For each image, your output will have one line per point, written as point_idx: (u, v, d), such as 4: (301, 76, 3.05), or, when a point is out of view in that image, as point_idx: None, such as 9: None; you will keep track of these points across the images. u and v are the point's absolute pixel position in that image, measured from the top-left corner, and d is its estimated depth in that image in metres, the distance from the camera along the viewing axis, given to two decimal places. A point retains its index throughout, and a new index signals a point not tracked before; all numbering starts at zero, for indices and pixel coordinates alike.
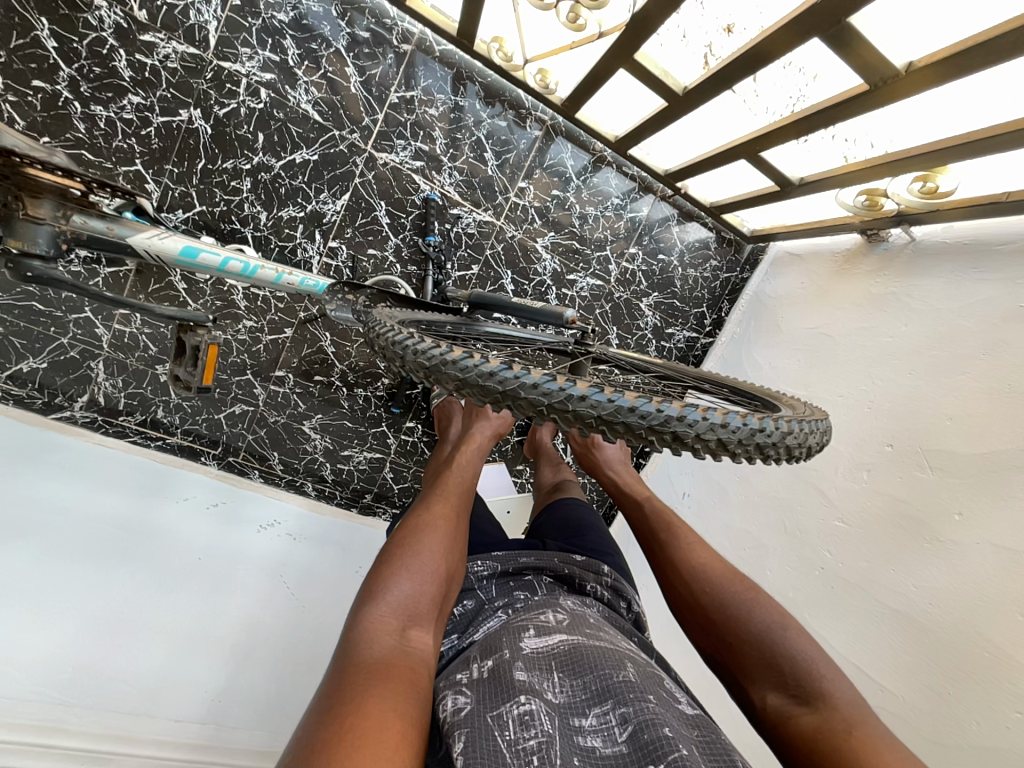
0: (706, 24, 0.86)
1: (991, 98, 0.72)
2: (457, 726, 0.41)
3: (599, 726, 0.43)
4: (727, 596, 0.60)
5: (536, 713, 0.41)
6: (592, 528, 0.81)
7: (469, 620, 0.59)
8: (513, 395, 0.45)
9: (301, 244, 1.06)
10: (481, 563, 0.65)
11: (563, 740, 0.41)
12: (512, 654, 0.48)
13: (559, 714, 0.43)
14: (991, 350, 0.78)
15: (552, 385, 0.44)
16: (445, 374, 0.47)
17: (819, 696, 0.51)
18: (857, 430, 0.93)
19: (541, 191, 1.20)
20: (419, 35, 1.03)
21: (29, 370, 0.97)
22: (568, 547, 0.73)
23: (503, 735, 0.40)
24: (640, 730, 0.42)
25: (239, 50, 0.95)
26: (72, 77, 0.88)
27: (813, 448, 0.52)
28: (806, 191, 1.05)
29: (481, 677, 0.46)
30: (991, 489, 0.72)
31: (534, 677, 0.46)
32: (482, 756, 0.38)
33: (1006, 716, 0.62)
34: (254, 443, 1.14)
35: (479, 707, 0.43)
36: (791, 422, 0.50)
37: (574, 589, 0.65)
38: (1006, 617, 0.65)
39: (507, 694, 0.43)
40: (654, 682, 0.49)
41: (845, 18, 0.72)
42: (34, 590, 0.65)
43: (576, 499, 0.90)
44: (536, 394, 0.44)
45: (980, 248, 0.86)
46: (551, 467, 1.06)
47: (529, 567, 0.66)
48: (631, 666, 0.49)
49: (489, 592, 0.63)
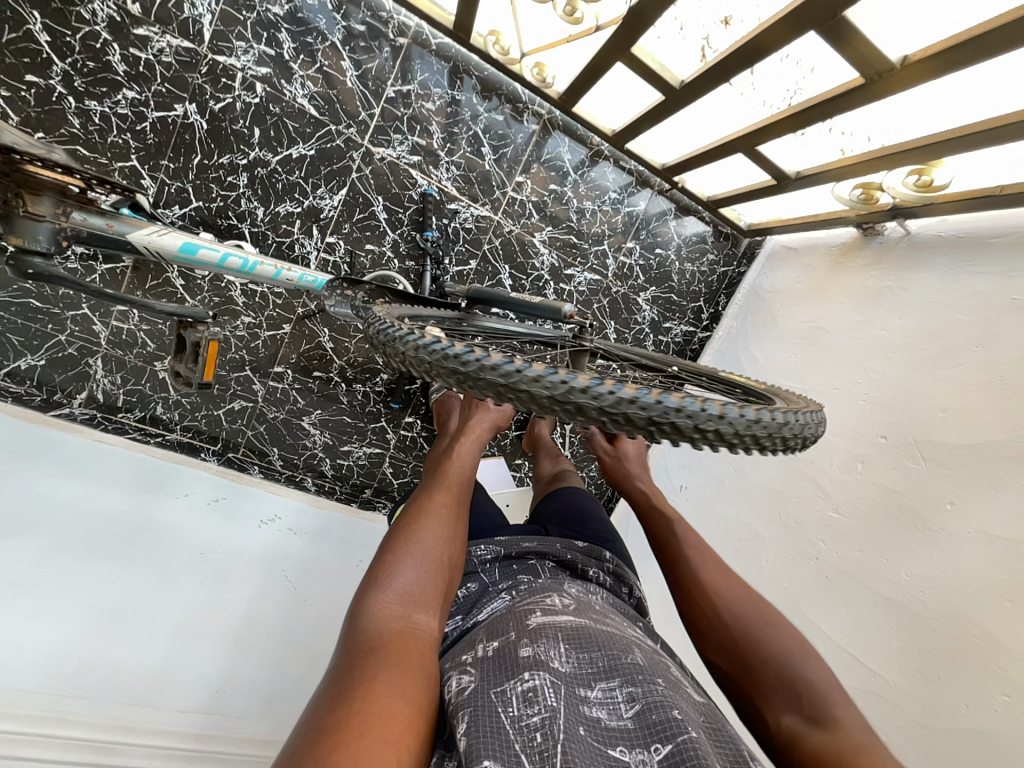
0: (703, 16, 0.86)
1: (985, 93, 0.73)
2: (461, 706, 0.41)
3: (605, 700, 0.44)
4: (751, 624, 0.61)
5: (541, 687, 0.42)
6: (593, 515, 0.82)
7: (473, 601, 0.60)
8: (475, 377, 0.45)
9: (299, 240, 1.06)
10: (483, 547, 0.66)
11: (568, 710, 0.41)
12: (518, 635, 0.49)
13: (566, 683, 0.44)
14: (984, 342, 0.80)
15: (520, 368, 0.43)
16: (380, 342, 0.55)
17: (833, 719, 0.51)
18: (853, 420, 0.94)
19: (539, 186, 1.20)
20: (415, 28, 1.02)
21: (27, 368, 0.97)
22: (570, 534, 0.74)
23: (507, 711, 0.41)
24: (648, 709, 0.42)
25: (235, 44, 0.94)
26: (66, 71, 0.87)
27: (540, 400, 0.43)
28: (803, 185, 1.05)
29: (487, 656, 0.47)
30: (984, 478, 0.73)
31: (539, 650, 0.47)
32: (486, 734, 0.38)
33: (995, 699, 0.64)
34: (254, 438, 1.15)
35: (483, 686, 0.43)
36: (515, 364, 0.44)
37: (576, 574, 0.66)
38: (995, 605, 0.67)
39: (512, 672, 0.44)
40: (660, 667, 0.50)
41: (841, 12, 0.71)
42: (39, 585, 0.66)
43: (578, 488, 0.91)
44: (498, 376, 0.44)
45: (974, 242, 0.86)
46: (550, 459, 1.07)
47: (531, 551, 0.67)
48: (638, 651, 0.50)
49: (492, 576, 0.64)
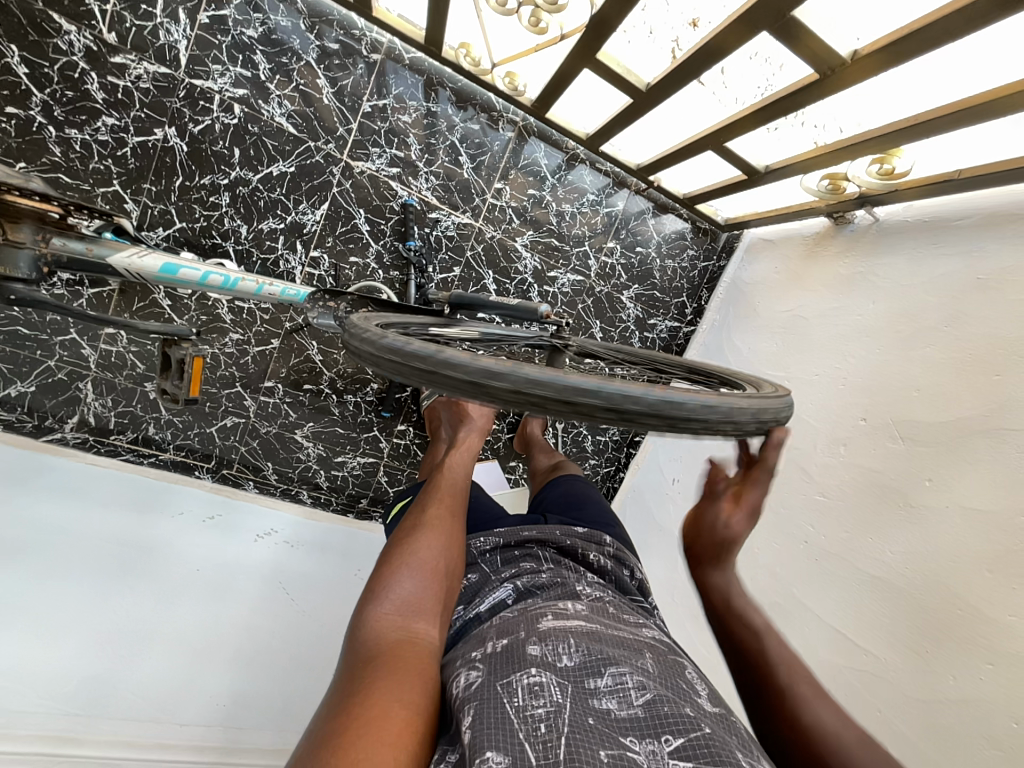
0: (671, 19, 0.87)
1: (935, 81, 0.75)
2: (467, 700, 0.42)
3: (614, 688, 0.44)
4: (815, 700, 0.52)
5: (547, 684, 0.43)
6: (593, 500, 0.84)
7: (474, 592, 0.61)
8: (469, 384, 0.40)
9: (283, 256, 1.07)
10: (483, 538, 0.67)
11: (576, 703, 0.42)
12: (527, 633, 0.49)
13: (574, 679, 0.44)
14: (953, 321, 0.82)
15: (520, 372, 0.38)
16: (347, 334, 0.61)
17: None
18: (835, 404, 0.96)
19: (518, 191, 1.22)
20: (388, 44, 1.04)
21: (17, 395, 0.98)
22: (570, 521, 0.75)
23: (512, 702, 0.41)
24: (659, 702, 0.43)
25: (211, 67, 0.96)
26: (46, 102, 0.89)
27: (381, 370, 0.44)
28: (773, 177, 1.08)
29: (495, 651, 0.48)
30: (960, 454, 0.75)
31: (548, 649, 0.47)
32: (490, 725, 0.39)
33: (982, 670, 0.65)
34: (247, 454, 1.15)
35: (489, 678, 0.44)
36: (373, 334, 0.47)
37: (577, 559, 0.67)
38: (976, 577, 0.68)
39: (519, 667, 0.45)
40: (674, 668, 0.50)
41: (790, 12, 0.74)
42: (31, 609, 0.66)
43: (576, 477, 0.93)
44: (498, 383, 0.39)
45: (938, 225, 0.89)
46: (545, 454, 1.09)
47: (532, 538, 0.67)
48: (650, 654, 0.50)
49: (493, 564, 0.64)
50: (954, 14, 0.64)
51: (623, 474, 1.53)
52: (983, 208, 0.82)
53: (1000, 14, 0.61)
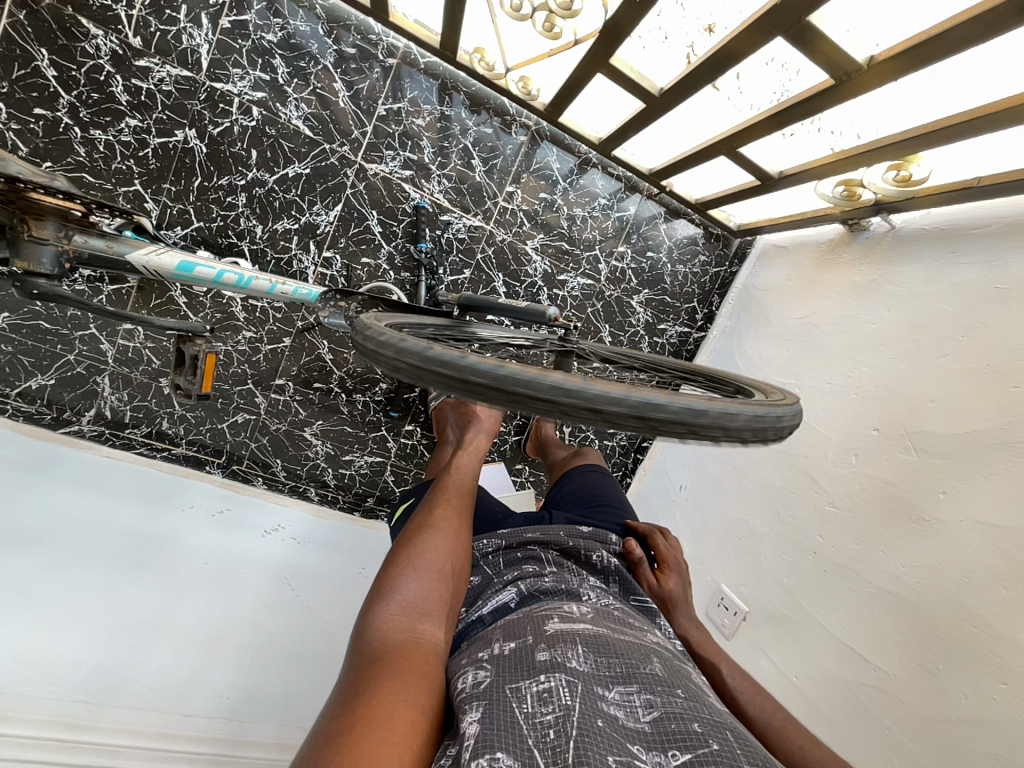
0: (687, 25, 0.87)
1: (955, 87, 0.74)
2: (475, 697, 0.42)
3: (623, 701, 0.43)
4: (729, 672, 0.64)
5: (558, 688, 0.42)
6: (605, 502, 0.83)
7: (476, 594, 0.61)
8: (476, 387, 0.39)
9: (296, 256, 1.09)
10: (487, 541, 0.68)
11: (585, 705, 0.41)
12: (536, 638, 0.48)
13: (583, 682, 0.44)
14: (971, 331, 0.80)
15: (534, 376, 0.38)
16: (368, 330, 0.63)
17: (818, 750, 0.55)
18: (848, 415, 0.95)
19: (529, 195, 1.23)
20: (404, 48, 1.05)
21: (37, 387, 1.00)
22: (576, 520, 0.75)
23: (521, 707, 0.41)
24: (666, 718, 0.42)
25: (231, 71, 0.98)
26: (72, 103, 0.92)
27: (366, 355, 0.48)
28: (786, 184, 1.07)
29: (503, 654, 0.47)
30: (976, 466, 0.73)
31: (558, 652, 0.46)
32: (500, 727, 0.38)
33: (993, 689, 0.63)
34: (257, 451, 1.18)
35: (499, 680, 0.44)
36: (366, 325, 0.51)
37: (580, 561, 0.67)
38: (991, 593, 0.66)
39: (528, 672, 0.44)
40: (680, 677, 0.49)
41: (805, 18, 0.74)
42: (45, 597, 0.68)
43: (591, 470, 0.92)
44: (514, 388, 0.39)
45: (957, 233, 0.87)
46: (563, 450, 1.10)
47: (534, 540, 0.67)
48: (657, 663, 0.50)
49: (495, 567, 0.64)
50: (973, 20, 0.63)
51: (629, 479, 1.53)
52: (1003, 217, 0.81)
53: (1019, 20, 0.61)
